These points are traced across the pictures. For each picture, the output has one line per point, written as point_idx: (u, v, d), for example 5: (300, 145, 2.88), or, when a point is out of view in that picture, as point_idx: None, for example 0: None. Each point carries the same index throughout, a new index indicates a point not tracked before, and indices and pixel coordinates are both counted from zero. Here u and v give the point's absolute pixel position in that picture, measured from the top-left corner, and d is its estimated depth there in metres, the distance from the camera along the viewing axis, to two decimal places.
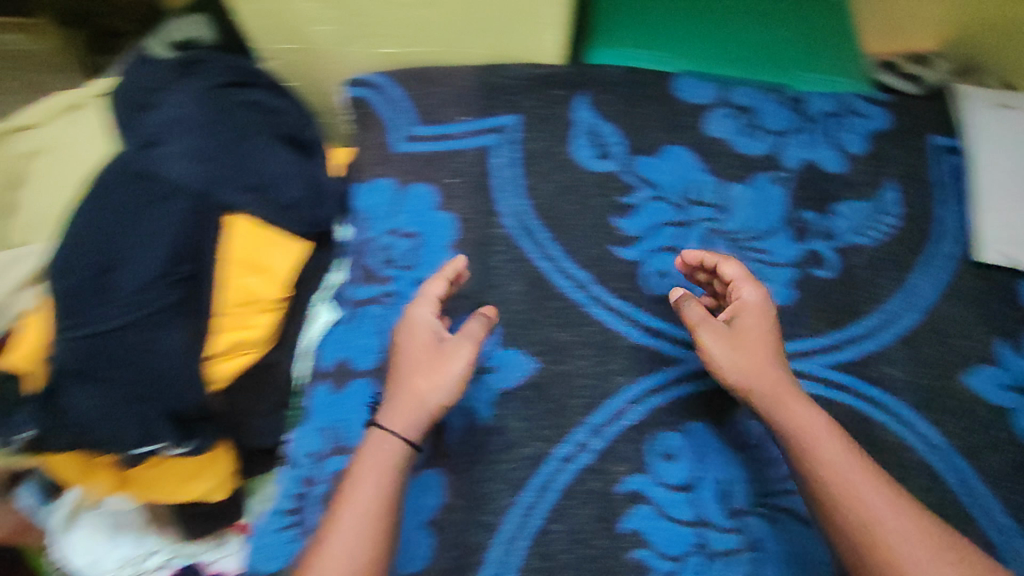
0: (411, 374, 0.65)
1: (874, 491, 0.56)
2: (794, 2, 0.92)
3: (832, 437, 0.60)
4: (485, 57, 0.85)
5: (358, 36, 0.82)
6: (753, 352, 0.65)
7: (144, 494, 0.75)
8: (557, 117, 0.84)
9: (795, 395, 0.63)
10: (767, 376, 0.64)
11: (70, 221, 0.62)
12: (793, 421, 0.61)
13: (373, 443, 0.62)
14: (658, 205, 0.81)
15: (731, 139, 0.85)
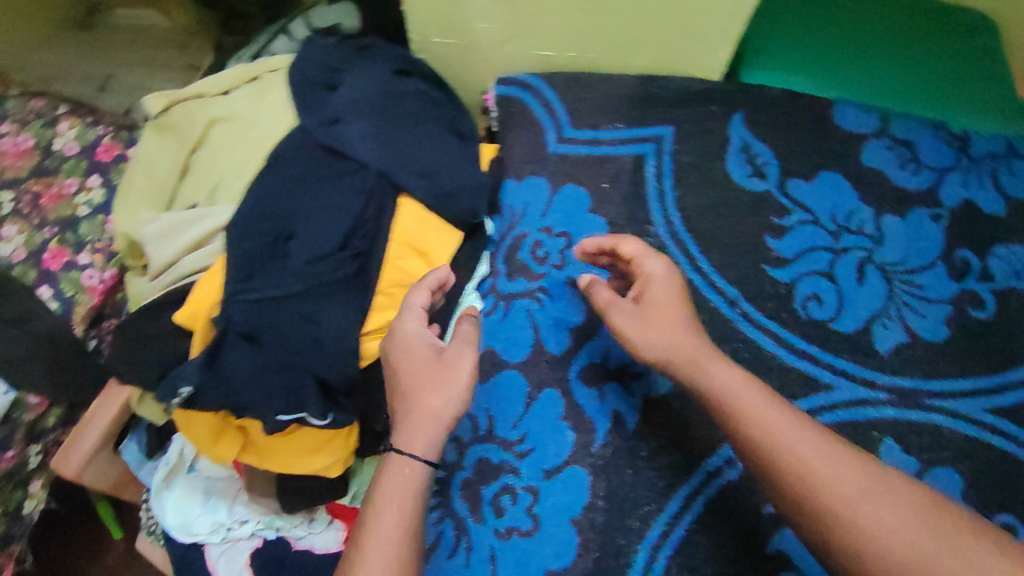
0: (419, 389, 0.58)
1: (824, 460, 0.49)
2: (963, 35, 0.83)
3: (757, 394, 0.53)
4: (644, 67, 0.82)
5: (518, 37, 0.82)
6: (659, 324, 0.59)
7: (269, 459, 0.79)
8: (713, 133, 0.81)
9: (713, 359, 0.56)
10: (685, 345, 0.57)
11: (250, 192, 0.66)
12: (713, 387, 0.55)
13: (392, 469, 0.56)
14: (812, 229, 0.76)
15: (886, 172, 0.78)
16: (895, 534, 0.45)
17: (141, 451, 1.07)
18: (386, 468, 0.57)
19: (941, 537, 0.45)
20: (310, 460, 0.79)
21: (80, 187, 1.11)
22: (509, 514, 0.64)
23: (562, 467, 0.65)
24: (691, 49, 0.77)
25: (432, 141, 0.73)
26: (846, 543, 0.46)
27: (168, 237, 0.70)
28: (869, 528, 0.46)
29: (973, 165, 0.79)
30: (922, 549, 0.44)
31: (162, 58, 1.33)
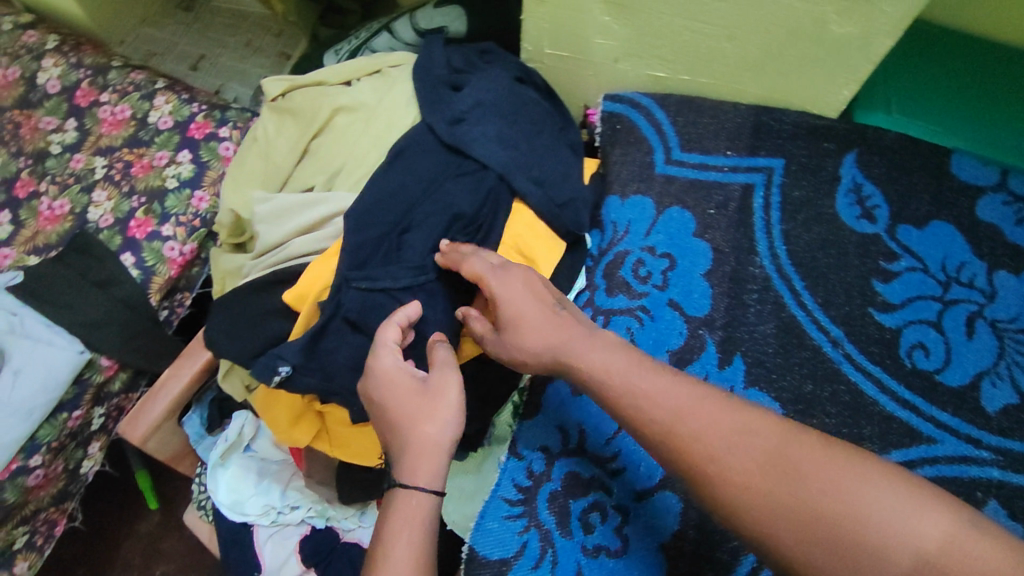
0: (410, 420, 0.55)
1: (699, 416, 0.48)
2: None
3: (631, 366, 0.52)
4: (760, 97, 0.82)
5: (637, 55, 0.82)
6: (523, 330, 0.57)
7: (346, 447, 0.77)
8: (825, 171, 0.80)
9: (579, 340, 0.55)
10: (554, 341, 0.56)
11: (371, 181, 0.67)
12: (584, 366, 0.54)
13: (401, 502, 0.53)
14: (920, 277, 0.75)
15: (1001, 227, 0.77)
16: (766, 477, 0.45)
17: (205, 425, 1.03)
18: (392, 504, 0.53)
19: (812, 468, 0.45)
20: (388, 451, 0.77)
21: (171, 160, 1.10)
22: (597, 532, 0.63)
23: (654, 490, 0.64)
24: (811, 85, 0.77)
25: (550, 152, 0.73)
26: (741, 505, 0.45)
27: (279, 216, 0.70)
28: (748, 481, 0.45)
29: None
30: (798, 492, 0.44)
31: (257, 43, 1.35)
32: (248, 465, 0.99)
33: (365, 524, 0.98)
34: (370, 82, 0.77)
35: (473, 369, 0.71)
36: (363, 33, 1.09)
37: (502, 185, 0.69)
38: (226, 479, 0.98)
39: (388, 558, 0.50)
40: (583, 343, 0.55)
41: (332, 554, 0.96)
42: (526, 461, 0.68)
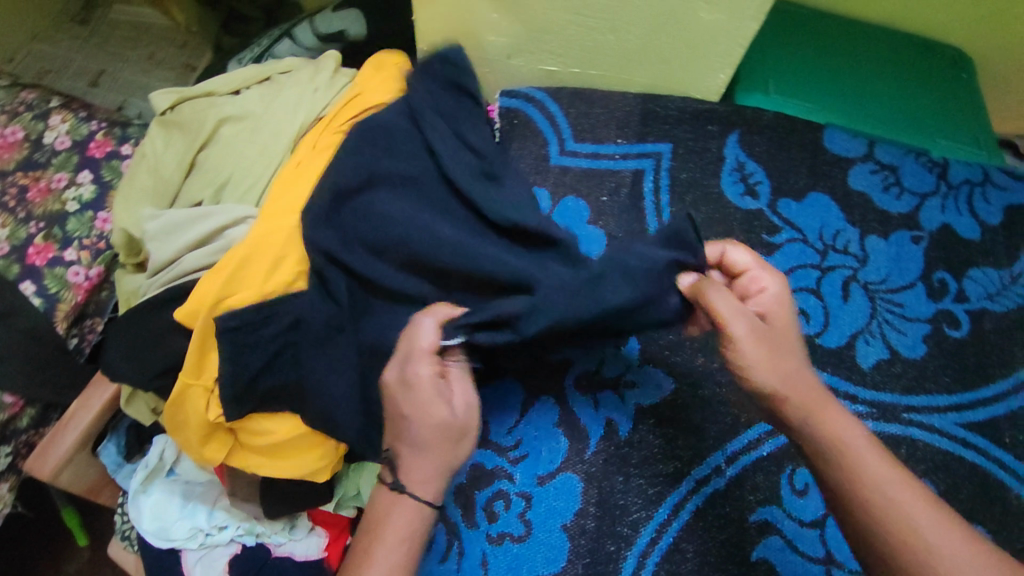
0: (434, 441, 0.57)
1: (925, 515, 0.50)
2: (922, 77, 0.94)
3: (869, 449, 0.53)
4: (646, 85, 0.85)
5: (528, 52, 0.85)
6: (785, 357, 0.56)
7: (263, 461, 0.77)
8: (710, 152, 0.84)
9: (829, 404, 0.56)
10: (806, 385, 0.55)
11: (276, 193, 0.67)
12: (832, 434, 0.54)
13: (397, 510, 0.56)
14: (800, 247, 0.80)
15: (871, 195, 0.83)
16: None
17: (121, 454, 1.00)
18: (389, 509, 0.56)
19: None
20: (294, 462, 0.75)
21: (70, 182, 1.06)
22: (501, 520, 0.64)
23: (555, 474, 0.66)
24: (691, 73, 0.81)
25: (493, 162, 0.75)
26: None
27: (175, 232, 0.69)
28: None
29: (952, 192, 0.84)
30: None
31: (159, 55, 1.31)
32: (173, 488, 0.98)
33: (296, 537, 0.97)
34: (256, 90, 0.76)
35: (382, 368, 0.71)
36: (263, 40, 1.08)
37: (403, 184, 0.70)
38: (149, 505, 0.96)
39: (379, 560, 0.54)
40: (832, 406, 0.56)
41: (263, 569, 0.94)
42: None
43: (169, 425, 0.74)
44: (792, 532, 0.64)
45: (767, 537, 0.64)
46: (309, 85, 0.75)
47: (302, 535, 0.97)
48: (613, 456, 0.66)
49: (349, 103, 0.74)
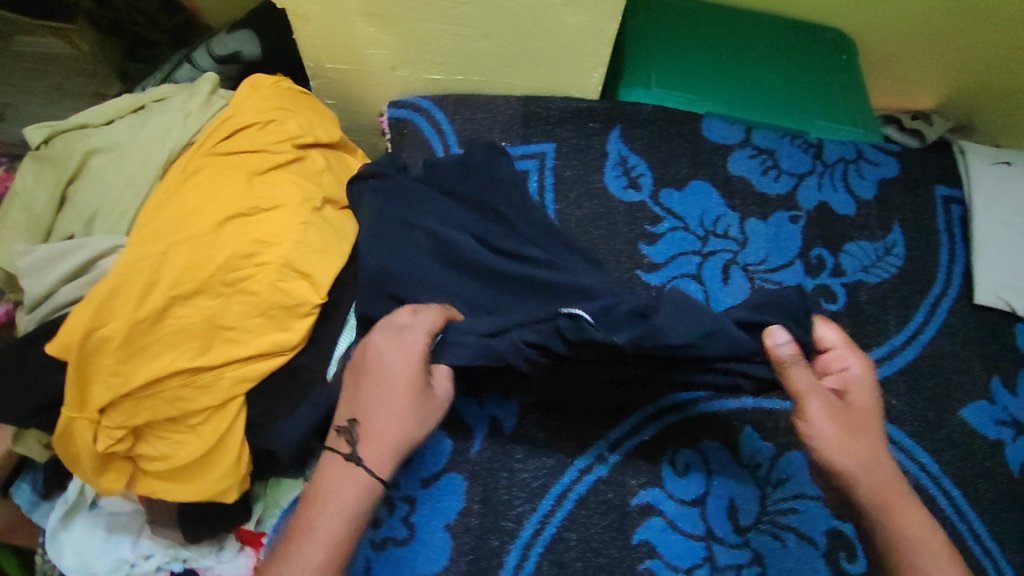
0: (402, 414, 0.60)
1: None
2: (803, 61, 0.97)
3: (942, 555, 0.56)
4: (528, 87, 0.86)
5: (411, 62, 0.86)
6: (861, 442, 0.59)
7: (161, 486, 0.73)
8: (593, 149, 0.86)
9: (909, 504, 0.59)
10: (886, 476, 0.59)
11: (175, 203, 0.69)
12: (908, 532, 0.57)
13: (349, 484, 0.58)
14: (682, 235, 0.82)
15: (750, 178, 0.85)
16: None
17: (37, 492, 0.97)
18: (340, 482, 0.58)
19: None
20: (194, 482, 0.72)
21: None
22: (386, 526, 0.66)
23: (439, 474, 0.68)
24: (568, 72, 0.83)
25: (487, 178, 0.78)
26: None
27: (46, 267, 0.68)
28: None
29: (828, 170, 0.86)
30: None
31: (68, 86, 1.21)
32: (96, 522, 0.96)
33: (225, 557, 0.94)
34: (127, 119, 0.76)
35: (270, 386, 0.72)
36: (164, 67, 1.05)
37: (280, 207, 0.72)
38: (70, 541, 0.94)
39: (322, 533, 0.56)
40: (910, 503, 0.59)
41: None
42: None
43: (64, 451, 0.72)
44: (669, 509, 0.69)
45: (649, 520, 0.68)
46: (180, 111, 0.75)
47: (232, 555, 0.94)
48: (500, 454, 0.70)
49: (223, 123, 0.74)
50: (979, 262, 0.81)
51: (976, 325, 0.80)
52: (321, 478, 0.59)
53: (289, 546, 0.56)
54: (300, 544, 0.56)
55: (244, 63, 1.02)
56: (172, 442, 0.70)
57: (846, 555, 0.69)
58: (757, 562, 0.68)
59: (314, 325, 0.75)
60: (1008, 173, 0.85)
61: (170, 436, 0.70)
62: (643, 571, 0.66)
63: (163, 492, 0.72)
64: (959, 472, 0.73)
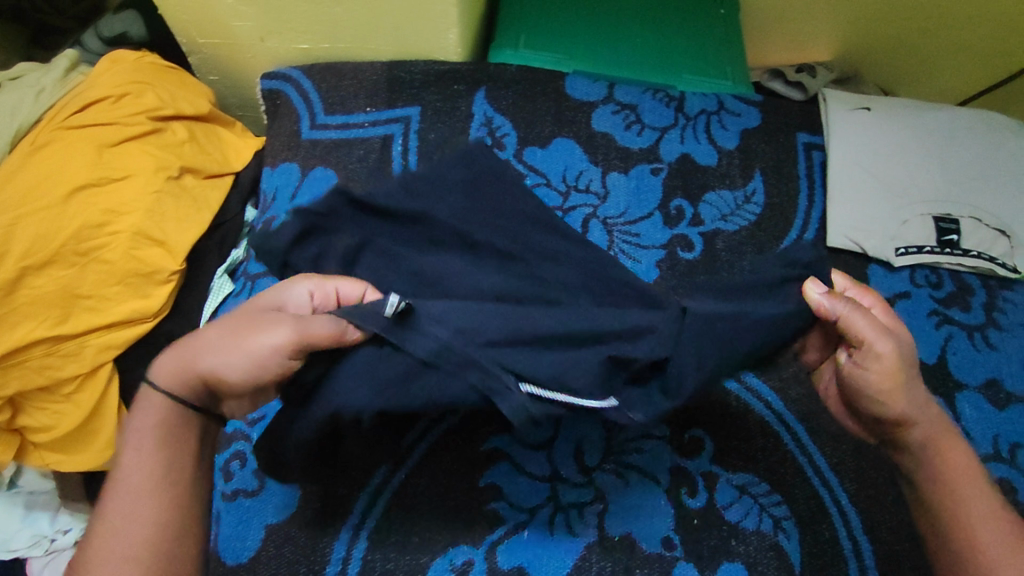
0: (220, 326, 0.53)
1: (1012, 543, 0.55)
2: (677, 15, 0.97)
3: (983, 490, 0.58)
4: (393, 54, 0.88)
5: (277, 32, 0.85)
6: (913, 386, 0.56)
7: (45, 455, 0.75)
8: (458, 110, 0.87)
9: (954, 440, 0.59)
10: (930, 418, 0.58)
11: (26, 177, 0.71)
12: (957, 466, 0.58)
13: (148, 421, 0.53)
14: (544, 192, 0.84)
15: (613, 134, 0.87)
16: None
17: None
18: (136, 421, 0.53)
19: None
20: (75, 450, 0.74)
21: None
22: (237, 477, 0.72)
23: None
24: (426, 33, 0.83)
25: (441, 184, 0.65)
26: None
27: None
28: None
29: (690, 122, 0.88)
30: None
31: None
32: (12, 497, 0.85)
33: None
34: None
35: (138, 353, 0.75)
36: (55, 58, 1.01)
37: (136, 180, 0.74)
38: None
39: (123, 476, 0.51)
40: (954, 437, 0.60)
41: None
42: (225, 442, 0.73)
43: None
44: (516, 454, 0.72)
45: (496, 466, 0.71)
46: (33, 87, 0.78)
47: None
48: None
49: (78, 96, 0.77)
50: (832, 204, 0.83)
51: (830, 267, 0.82)
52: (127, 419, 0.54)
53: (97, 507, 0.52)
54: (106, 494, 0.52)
55: (135, 44, 0.97)
56: (52, 412, 0.73)
57: (687, 490, 0.71)
58: (599, 500, 0.70)
59: (178, 292, 0.77)
60: (865, 118, 0.87)
61: (48, 407, 0.73)
62: (488, 512, 0.69)
63: (55, 463, 0.75)
64: (802, 408, 0.75)
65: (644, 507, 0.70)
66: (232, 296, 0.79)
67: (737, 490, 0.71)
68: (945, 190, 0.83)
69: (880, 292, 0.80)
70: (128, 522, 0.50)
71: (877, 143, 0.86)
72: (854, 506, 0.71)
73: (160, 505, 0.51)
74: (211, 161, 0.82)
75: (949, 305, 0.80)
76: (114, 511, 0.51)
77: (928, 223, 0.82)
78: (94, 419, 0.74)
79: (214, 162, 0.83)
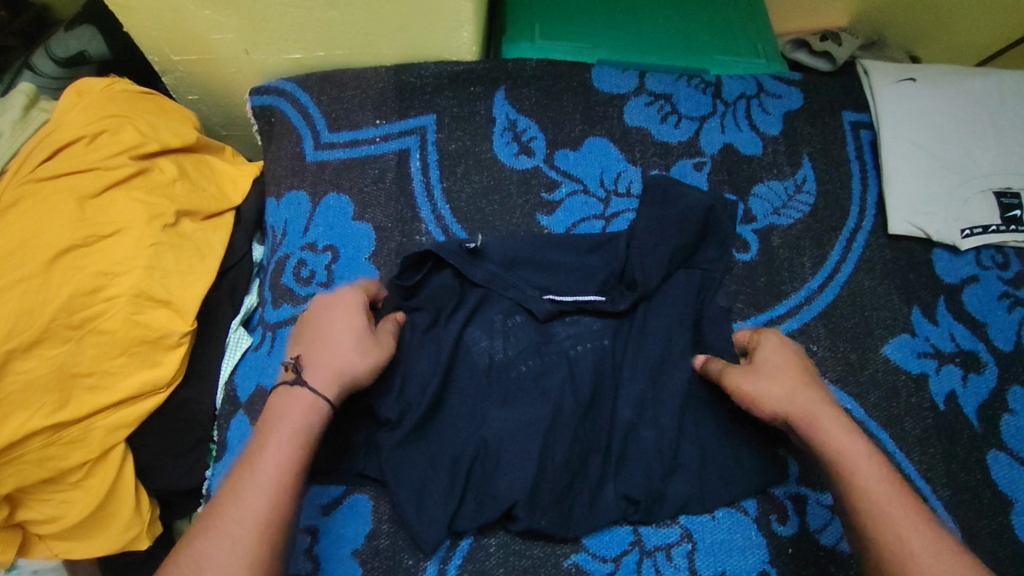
0: (342, 340, 0.57)
1: (889, 504, 0.51)
2: None
3: (870, 462, 0.53)
4: (399, 57, 0.79)
5: (263, 43, 0.74)
6: (777, 383, 0.59)
7: (56, 547, 0.64)
8: (477, 115, 0.78)
9: (834, 417, 0.56)
10: (804, 400, 0.57)
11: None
12: (834, 445, 0.55)
13: (292, 417, 0.53)
14: (582, 200, 0.77)
15: (649, 128, 0.79)
16: None
17: None
18: (278, 419, 0.53)
19: None
20: (91, 537, 0.64)
21: None
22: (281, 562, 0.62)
23: (343, 497, 0.65)
24: (435, 33, 0.74)
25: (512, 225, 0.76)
26: None
27: None
28: None
29: (730, 108, 0.81)
30: None
31: None
32: None
33: None
34: None
35: (153, 427, 0.65)
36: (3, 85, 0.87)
37: (132, 235, 0.64)
38: None
39: (259, 473, 0.50)
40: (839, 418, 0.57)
41: None
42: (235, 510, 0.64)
43: None
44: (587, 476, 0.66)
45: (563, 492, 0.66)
46: None
47: None
48: None
49: (47, 141, 0.68)
50: (889, 188, 0.78)
51: (893, 256, 0.77)
52: (271, 409, 0.54)
53: (225, 489, 0.50)
54: (239, 478, 0.50)
55: (95, 63, 0.86)
56: (59, 501, 0.62)
57: (778, 517, 0.66)
58: (686, 539, 0.65)
59: (191, 354, 0.68)
60: (913, 89, 0.81)
61: (53, 495, 0.62)
62: (569, 567, 0.63)
63: (67, 552, 0.64)
64: (884, 411, 0.69)
65: (735, 541, 0.65)
66: (252, 348, 0.71)
67: (828, 511, 0.66)
68: (1006, 163, 0.78)
69: (947, 278, 0.76)
70: (266, 507, 0.48)
71: (929, 116, 0.80)
72: (950, 513, 0.65)
73: (294, 498, 0.50)
74: (207, 199, 0.73)
75: (1018, 285, 0.76)
76: (234, 520, 0.48)
77: (989, 200, 0.77)
78: (110, 499, 0.63)
79: (211, 200, 0.73)
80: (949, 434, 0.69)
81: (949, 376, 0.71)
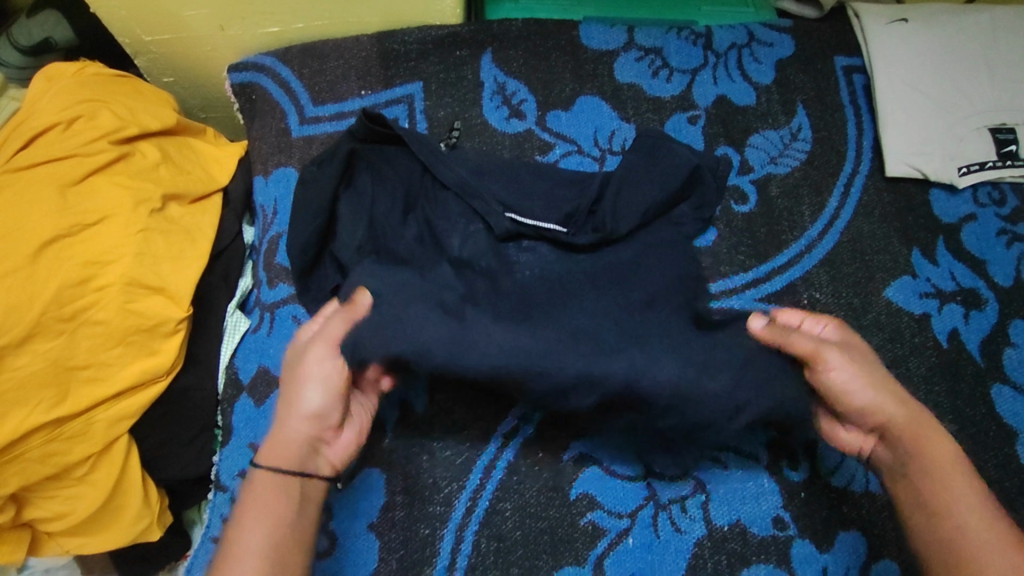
0: (283, 399, 0.56)
1: (982, 516, 0.51)
2: None
3: (964, 476, 0.53)
4: (380, 24, 0.77)
5: (241, 18, 0.72)
6: (877, 375, 0.57)
7: (65, 544, 0.63)
8: (464, 80, 0.77)
9: (931, 427, 0.56)
10: (900, 402, 0.56)
11: None
12: (933, 453, 0.54)
13: (251, 492, 0.53)
14: (577, 159, 0.75)
15: (640, 83, 0.78)
16: None
17: None
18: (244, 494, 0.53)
19: None
20: (100, 531, 0.63)
21: None
22: None
23: (355, 472, 0.63)
24: None
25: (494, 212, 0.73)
26: None
27: None
28: None
29: (721, 59, 0.80)
30: None
31: None
32: None
33: None
34: None
35: (156, 417, 0.64)
36: None
37: (121, 222, 0.62)
38: None
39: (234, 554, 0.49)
40: (933, 428, 0.56)
41: None
42: (235, 492, 0.63)
43: None
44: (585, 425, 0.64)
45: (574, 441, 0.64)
46: None
47: None
48: (409, 445, 0.64)
49: (23, 130, 0.66)
50: (885, 130, 0.77)
51: (891, 199, 0.77)
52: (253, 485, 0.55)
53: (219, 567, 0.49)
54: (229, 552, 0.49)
55: (62, 50, 0.83)
56: (65, 498, 0.61)
57: (789, 462, 0.65)
58: (700, 490, 0.63)
59: (189, 341, 0.66)
60: (906, 30, 0.80)
61: (59, 492, 0.61)
62: (586, 525, 0.61)
63: (77, 547, 0.63)
64: (889, 353, 0.69)
65: (749, 489, 0.63)
66: (251, 331, 0.70)
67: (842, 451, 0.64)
68: (999, 98, 0.78)
69: (945, 218, 0.76)
70: None
71: (921, 55, 0.79)
72: None
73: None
74: (194, 181, 0.70)
75: (1016, 222, 0.76)
76: None
77: (984, 137, 0.77)
78: (117, 493, 0.62)
79: (198, 181, 0.71)
80: (954, 370, 0.69)
81: (951, 314, 0.72)
